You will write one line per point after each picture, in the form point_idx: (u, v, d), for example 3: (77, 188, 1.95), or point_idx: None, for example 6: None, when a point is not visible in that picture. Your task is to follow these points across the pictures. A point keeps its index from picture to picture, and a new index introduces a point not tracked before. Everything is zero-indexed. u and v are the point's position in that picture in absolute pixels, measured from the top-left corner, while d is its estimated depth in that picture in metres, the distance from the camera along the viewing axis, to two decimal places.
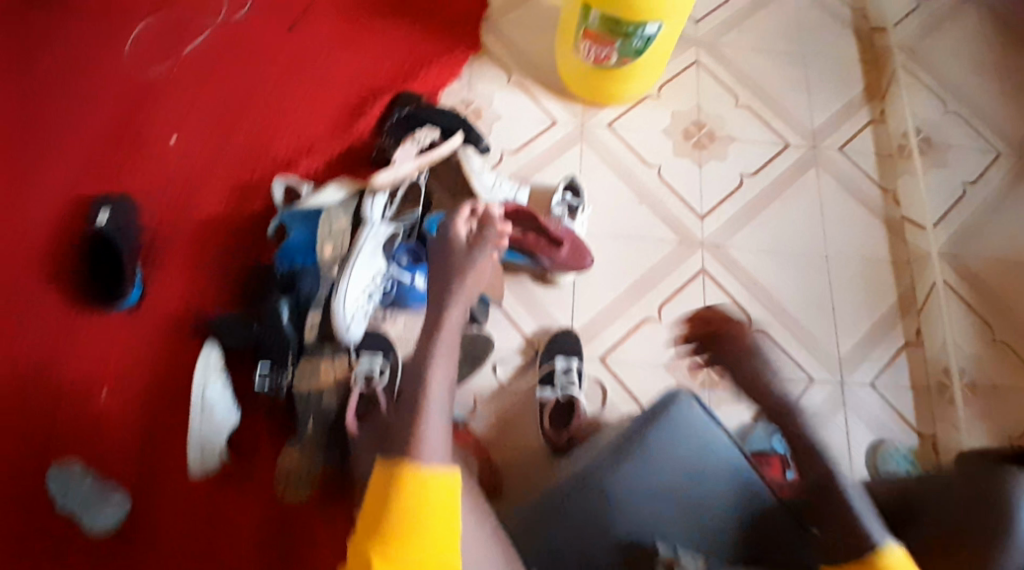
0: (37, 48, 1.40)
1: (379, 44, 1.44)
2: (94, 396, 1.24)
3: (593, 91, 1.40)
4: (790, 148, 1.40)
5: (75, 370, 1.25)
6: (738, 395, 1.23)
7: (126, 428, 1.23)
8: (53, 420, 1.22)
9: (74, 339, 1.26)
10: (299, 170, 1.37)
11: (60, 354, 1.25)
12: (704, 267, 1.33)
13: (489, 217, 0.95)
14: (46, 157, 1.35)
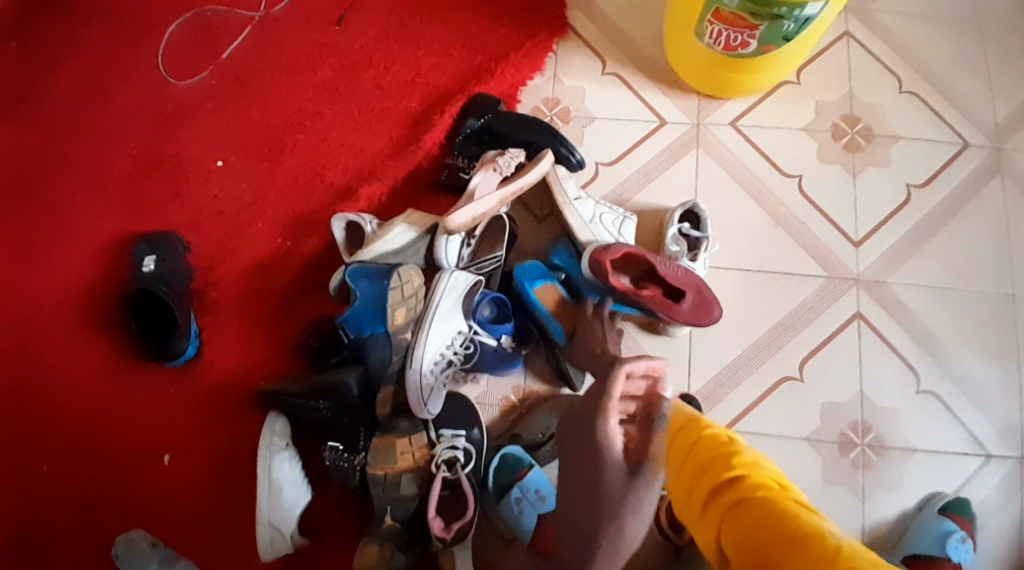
0: (57, 60, 1.21)
1: (448, 33, 1.19)
2: (152, 467, 1.12)
3: (713, 84, 1.12)
4: (969, 150, 1.10)
5: (130, 439, 1.12)
6: (893, 477, 1.04)
7: (194, 508, 1.11)
8: (109, 497, 1.11)
9: (125, 403, 1.13)
10: (361, 198, 1.14)
11: (112, 421, 1.13)
12: (861, 309, 1.07)
13: (655, 402, 0.87)
14: (75, 192, 1.18)
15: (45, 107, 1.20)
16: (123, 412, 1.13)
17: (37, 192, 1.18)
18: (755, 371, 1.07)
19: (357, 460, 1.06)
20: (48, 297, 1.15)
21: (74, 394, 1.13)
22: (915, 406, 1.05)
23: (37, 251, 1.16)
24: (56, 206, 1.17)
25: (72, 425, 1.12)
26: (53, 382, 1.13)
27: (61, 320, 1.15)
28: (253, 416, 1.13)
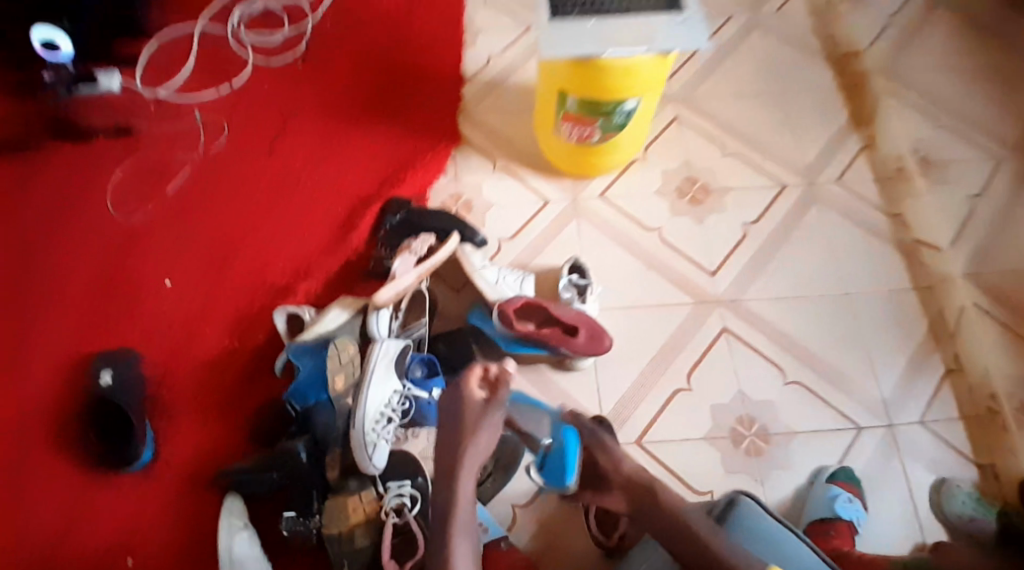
0: (12, 212, 1.37)
1: (362, 152, 1.41)
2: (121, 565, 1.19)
3: (579, 166, 1.36)
4: (788, 188, 1.36)
5: (98, 541, 1.20)
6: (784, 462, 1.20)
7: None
8: None
9: (92, 507, 1.21)
10: (299, 294, 1.32)
11: (81, 526, 1.20)
12: (725, 325, 1.28)
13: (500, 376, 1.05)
14: (39, 323, 1.31)
15: (7, 254, 1.35)
16: (92, 518, 1.21)
17: (6, 328, 1.31)
18: (653, 388, 1.25)
19: (313, 523, 1.14)
20: (17, 419, 1.26)
21: (44, 506, 1.21)
22: (788, 398, 1.23)
23: (5, 379, 1.28)
24: (23, 337, 1.30)
25: (45, 536, 1.19)
26: (25, 497, 1.21)
27: (30, 438, 1.25)
28: (214, 502, 1.21)
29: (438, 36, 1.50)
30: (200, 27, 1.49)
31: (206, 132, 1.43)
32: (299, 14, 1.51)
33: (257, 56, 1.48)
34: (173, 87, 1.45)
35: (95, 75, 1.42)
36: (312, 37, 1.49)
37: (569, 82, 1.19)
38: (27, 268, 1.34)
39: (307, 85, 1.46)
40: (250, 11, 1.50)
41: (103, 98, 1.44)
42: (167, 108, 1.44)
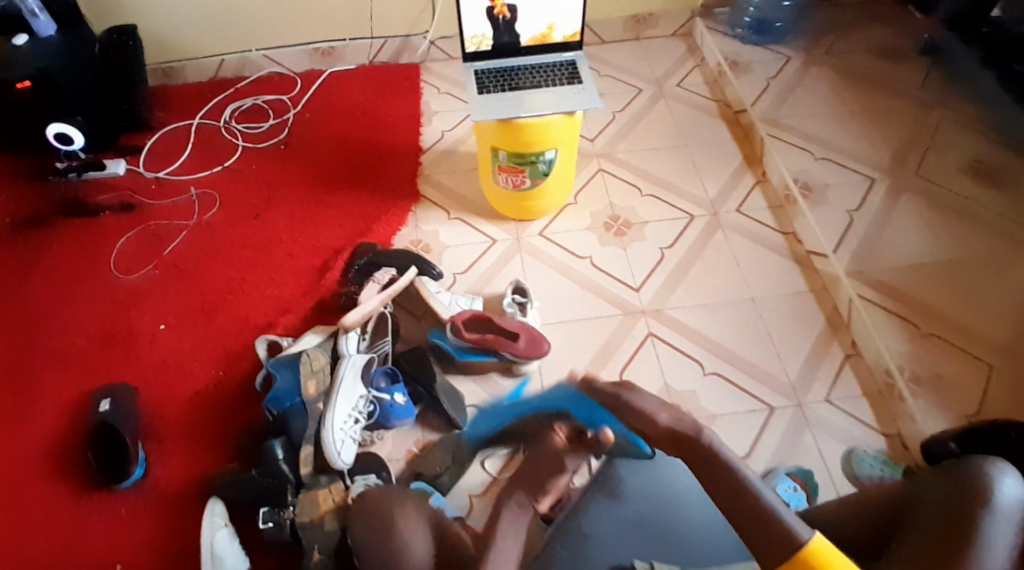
0: (24, 276, 1.53)
1: (334, 213, 1.61)
2: None
3: (518, 211, 1.58)
4: (696, 219, 1.60)
5: (89, 556, 1.26)
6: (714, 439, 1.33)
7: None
8: None
9: (83, 526, 1.29)
10: (279, 328, 1.46)
11: (72, 544, 1.27)
12: (651, 330, 1.46)
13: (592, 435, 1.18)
14: (41, 368, 1.43)
15: (15, 311, 1.49)
16: (82, 534, 1.28)
17: (10, 375, 1.42)
18: None
19: (286, 514, 1.24)
20: (17, 452, 1.35)
21: (38, 528, 1.28)
22: (707, 385, 1.39)
23: (7, 417, 1.38)
24: (26, 381, 1.41)
25: (37, 555, 1.26)
26: (20, 521, 1.29)
27: (29, 468, 1.34)
28: (199, 514, 1.29)
29: (399, 119, 1.76)
30: (197, 122, 1.75)
31: (199, 206, 1.62)
32: (282, 107, 1.78)
33: (246, 141, 1.72)
34: (173, 170, 1.67)
35: (103, 162, 1.66)
36: (293, 125, 1.75)
37: (498, 139, 1.43)
38: (32, 322, 1.48)
39: (289, 163, 1.69)
40: (240, 107, 1.78)
41: (108, 180, 1.66)
42: (166, 187, 1.65)
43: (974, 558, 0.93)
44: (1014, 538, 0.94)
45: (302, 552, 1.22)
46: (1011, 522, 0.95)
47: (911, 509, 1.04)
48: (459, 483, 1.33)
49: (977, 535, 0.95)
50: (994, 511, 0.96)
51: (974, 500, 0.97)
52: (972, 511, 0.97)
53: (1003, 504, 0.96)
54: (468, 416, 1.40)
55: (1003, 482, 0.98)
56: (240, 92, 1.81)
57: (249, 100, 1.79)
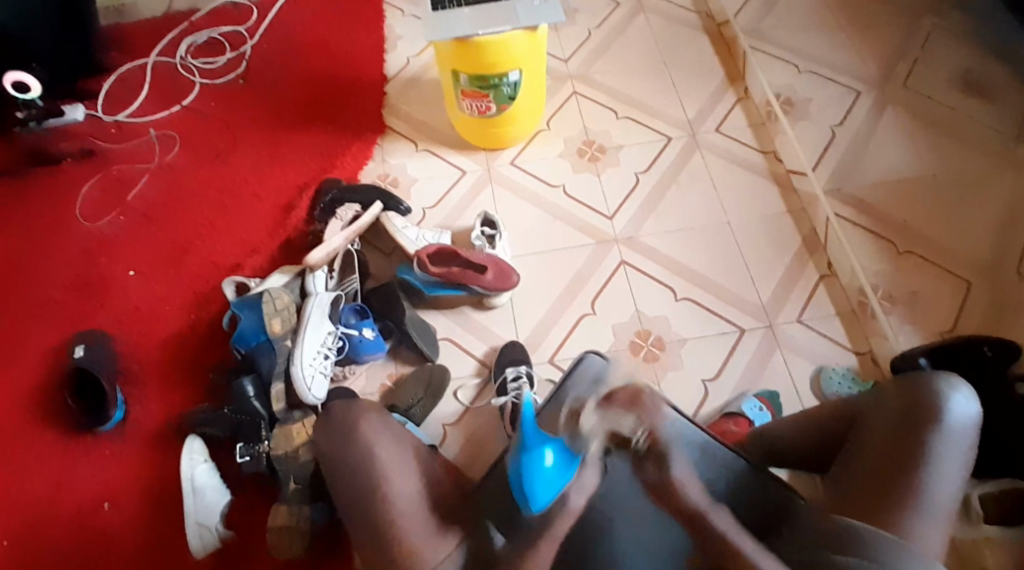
0: None
1: (296, 149, 1.57)
2: (97, 514, 1.29)
3: (487, 140, 1.54)
4: (673, 140, 1.57)
5: (75, 494, 1.31)
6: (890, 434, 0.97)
7: (138, 537, 1.27)
8: (62, 544, 1.27)
9: (67, 468, 1.33)
10: (246, 270, 1.46)
11: (59, 484, 1.32)
12: (623, 259, 1.45)
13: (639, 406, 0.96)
14: (15, 316, 1.44)
15: None
16: (70, 476, 1.32)
17: None
18: (563, 315, 1.41)
19: (262, 448, 1.29)
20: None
21: (25, 469, 1.33)
22: (679, 311, 1.40)
23: None
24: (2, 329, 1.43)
25: (28, 496, 1.31)
26: (7, 464, 1.33)
27: (11, 415, 1.37)
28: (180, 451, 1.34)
29: (362, 46, 1.71)
30: (153, 59, 1.70)
31: (160, 146, 1.60)
32: (239, 39, 1.73)
33: (203, 77, 1.68)
34: (131, 112, 1.64)
35: (62, 108, 1.62)
36: (250, 59, 1.69)
37: (458, 61, 1.37)
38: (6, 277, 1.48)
39: (249, 99, 1.64)
40: (196, 42, 1.73)
41: (68, 127, 1.63)
42: (127, 131, 1.62)
43: (922, 476, 0.93)
44: (965, 457, 0.95)
45: (280, 481, 1.29)
46: (962, 443, 0.95)
47: (859, 426, 1.03)
48: (433, 414, 1.36)
49: (927, 453, 0.94)
50: (944, 432, 0.95)
51: (924, 420, 0.97)
52: (921, 430, 0.96)
53: (955, 423, 0.96)
54: (440, 349, 1.40)
55: (955, 401, 0.98)
56: (195, 26, 1.75)
57: (204, 33, 1.73)
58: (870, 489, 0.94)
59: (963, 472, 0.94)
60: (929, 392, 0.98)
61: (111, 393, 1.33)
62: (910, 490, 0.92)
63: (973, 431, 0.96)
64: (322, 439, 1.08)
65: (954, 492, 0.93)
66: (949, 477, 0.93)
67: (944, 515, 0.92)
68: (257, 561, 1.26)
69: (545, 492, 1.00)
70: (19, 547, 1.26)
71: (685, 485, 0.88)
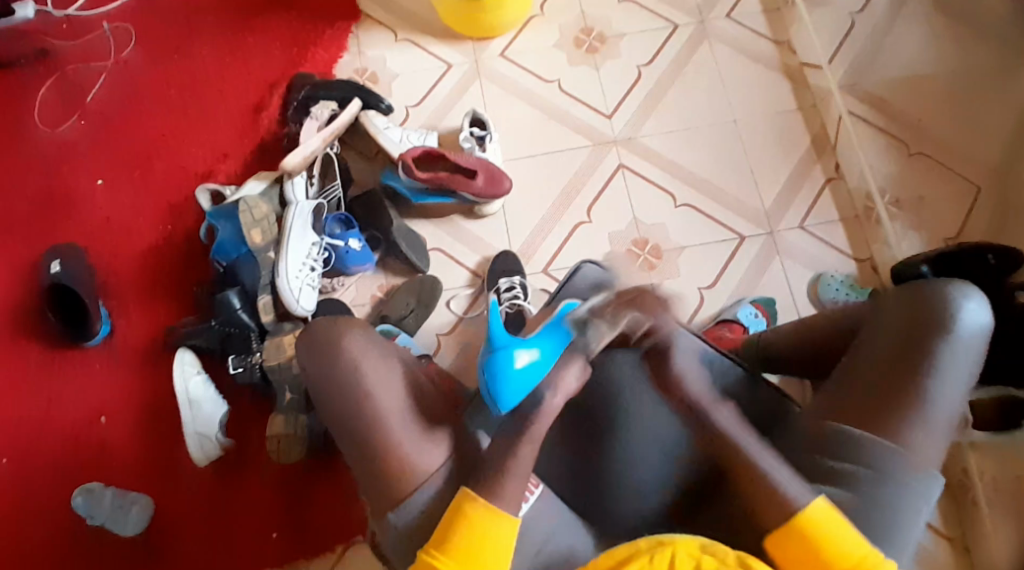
0: None
1: (263, 39, 1.44)
2: (91, 431, 1.30)
3: (473, 28, 1.40)
4: (679, 28, 1.44)
5: (67, 412, 1.30)
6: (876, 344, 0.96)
7: (135, 452, 1.29)
8: (60, 461, 1.28)
9: (56, 386, 1.32)
10: (221, 176, 1.37)
11: (49, 402, 1.31)
12: (621, 162, 1.37)
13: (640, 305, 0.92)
14: None
15: None
16: (62, 395, 1.31)
17: None
18: (557, 223, 1.35)
19: (254, 360, 1.28)
20: None
21: (12, 388, 1.31)
22: (677, 218, 1.35)
23: None
24: None
25: (19, 415, 1.30)
26: None
27: None
28: (169, 367, 1.32)
29: None
30: None
31: (115, 42, 1.46)
32: None
33: None
34: (82, 4, 1.48)
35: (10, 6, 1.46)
36: None
37: None
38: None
39: None
40: None
41: (19, 27, 1.47)
42: (78, 26, 1.47)
43: (927, 385, 0.90)
44: (971, 368, 0.92)
45: (274, 392, 1.29)
46: (970, 351, 0.92)
47: (866, 330, 0.99)
48: (425, 325, 1.34)
49: (931, 362, 0.91)
50: (952, 341, 0.92)
51: (934, 327, 0.93)
52: (930, 339, 0.92)
53: (963, 333, 0.92)
54: (430, 259, 1.36)
55: (964, 310, 0.93)
56: None
57: None
58: (872, 395, 0.92)
59: (968, 379, 0.92)
60: (940, 300, 0.94)
61: (93, 310, 1.29)
62: (914, 401, 0.90)
63: (982, 339, 0.93)
64: (304, 354, 1.05)
65: (957, 400, 0.91)
66: (952, 387, 0.91)
67: (946, 423, 0.90)
68: (255, 472, 1.29)
69: (512, 393, 0.95)
70: (18, 465, 1.28)
71: (686, 380, 0.85)
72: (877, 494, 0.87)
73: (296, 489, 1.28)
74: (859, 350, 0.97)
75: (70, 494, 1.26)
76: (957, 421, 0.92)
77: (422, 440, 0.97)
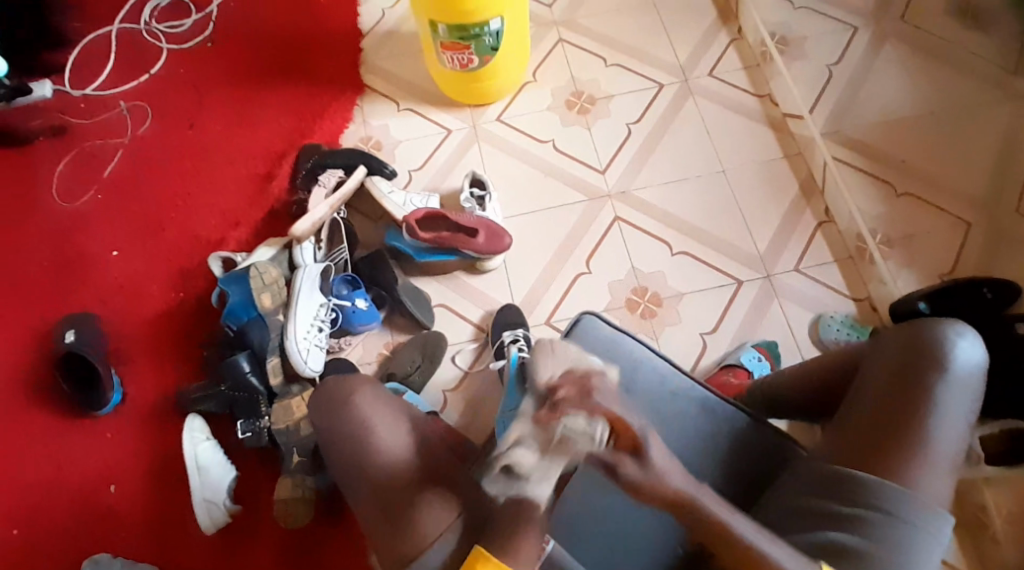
0: None
1: (272, 114, 1.51)
2: (101, 498, 1.30)
3: (470, 95, 1.48)
4: (664, 87, 1.51)
5: (78, 479, 1.31)
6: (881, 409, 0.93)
7: (144, 517, 1.28)
8: (68, 528, 1.27)
9: (68, 454, 1.32)
10: (231, 244, 1.42)
11: (60, 469, 1.32)
12: (617, 215, 1.41)
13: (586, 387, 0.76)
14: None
15: None
16: (72, 460, 1.32)
17: None
18: (558, 276, 1.38)
19: (263, 424, 1.30)
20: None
21: (24, 457, 1.32)
22: (675, 265, 1.38)
23: None
24: None
25: (30, 484, 1.31)
26: (6, 452, 1.33)
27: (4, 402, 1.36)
28: (180, 431, 1.33)
29: None
30: (116, 27, 1.61)
31: (132, 120, 1.53)
32: None
33: (170, 43, 1.59)
34: (100, 85, 1.56)
35: (29, 85, 1.54)
36: (218, 19, 1.61)
37: (435, 12, 1.31)
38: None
39: (219, 62, 1.57)
40: (160, 4, 1.63)
41: (38, 104, 1.55)
42: (95, 104, 1.55)
43: (929, 423, 0.91)
44: (971, 403, 0.93)
45: (283, 454, 1.30)
46: (968, 389, 0.93)
47: (865, 366, 0.99)
48: (431, 381, 1.35)
49: (932, 400, 0.92)
50: (950, 379, 0.93)
51: (932, 364, 0.93)
52: (928, 377, 0.93)
53: (961, 369, 0.93)
54: (435, 315, 1.39)
55: (960, 347, 0.94)
56: None
57: None
58: (875, 433, 0.92)
59: (969, 416, 0.93)
60: (936, 337, 0.95)
61: (105, 377, 1.32)
62: (918, 440, 0.90)
63: (979, 377, 0.94)
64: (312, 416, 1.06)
65: (960, 438, 0.92)
66: (954, 425, 0.92)
67: (952, 458, 0.91)
68: (264, 535, 1.28)
69: None
70: (26, 533, 1.27)
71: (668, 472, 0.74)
72: (891, 538, 0.87)
73: (304, 551, 1.27)
74: (859, 388, 0.97)
75: (78, 562, 1.25)
76: (962, 456, 0.92)
77: (428, 480, 0.97)
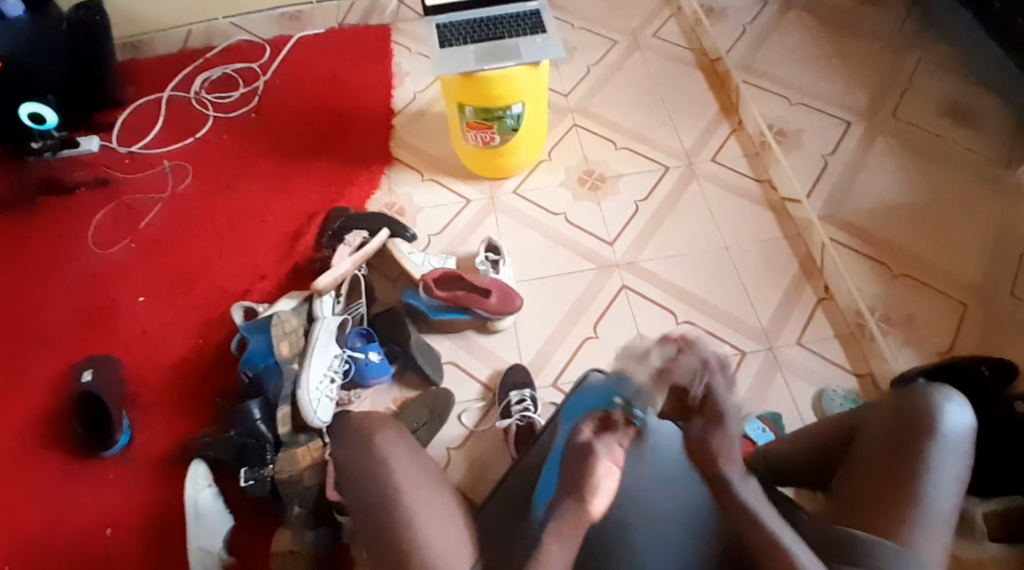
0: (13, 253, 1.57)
1: (304, 179, 1.63)
2: (95, 540, 1.27)
3: (490, 170, 1.59)
4: (670, 170, 1.62)
5: (76, 519, 1.29)
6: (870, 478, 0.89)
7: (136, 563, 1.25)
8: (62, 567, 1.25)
9: (69, 492, 1.32)
10: (255, 295, 1.49)
11: (60, 508, 1.31)
12: (625, 283, 1.48)
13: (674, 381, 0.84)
14: (30, 342, 1.46)
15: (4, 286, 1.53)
16: (72, 501, 1.31)
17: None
18: (566, 339, 1.42)
19: (266, 472, 1.26)
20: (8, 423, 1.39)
21: (26, 493, 1.32)
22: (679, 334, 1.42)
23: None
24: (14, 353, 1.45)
25: (28, 520, 1.30)
26: (11, 487, 1.33)
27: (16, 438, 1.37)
28: (182, 475, 1.33)
29: (370, 81, 1.78)
30: (168, 94, 1.79)
31: (173, 178, 1.66)
32: (252, 75, 1.82)
33: (216, 111, 1.76)
34: (145, 144, 1.71)
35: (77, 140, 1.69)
36: (261, 95, 1.78)
37: (463, 94, 1.42)
38: (18, 306, 1.51)
39: (259, 130, 1.72)
40: (211, 77, 1.82)
41: (83, 157, 1.70)
42: (141, 162, 1.69)
43: (922, 483, 0.86)
44: (963, 468, 0.88)
45: (284, 505, 1.25)
46: (958, 450, 0.89)
47: (858, 436, 0.97)
48: (438, 437, 1.35)
49: (923, 463, 0.88)
50: (939, 440, 0.89)
51: (918, 427, 0.90)
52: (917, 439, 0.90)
53: (950, 432, 0.90)
54: (445, 373, 1.41)
55: (948, 410, 0.91)
56: (210, 63, 1.84)
57: (217, 69, 1.82)
58: (869, 493, 0.88)
59: (962, 481, 0.88)
60: (922, 400, 0.92)
61: (117, 418, 1.33)
62: (911, 498, 0.85)
63: (969, 442, 0.90)
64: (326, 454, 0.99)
65: (954, 499, 0.86)
66: (947, 487, 0.87)
67: (948, 519, 0.85)
68: None
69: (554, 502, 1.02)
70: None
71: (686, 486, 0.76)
72: None
73: None
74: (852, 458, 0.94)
75: None
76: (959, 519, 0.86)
77: None
